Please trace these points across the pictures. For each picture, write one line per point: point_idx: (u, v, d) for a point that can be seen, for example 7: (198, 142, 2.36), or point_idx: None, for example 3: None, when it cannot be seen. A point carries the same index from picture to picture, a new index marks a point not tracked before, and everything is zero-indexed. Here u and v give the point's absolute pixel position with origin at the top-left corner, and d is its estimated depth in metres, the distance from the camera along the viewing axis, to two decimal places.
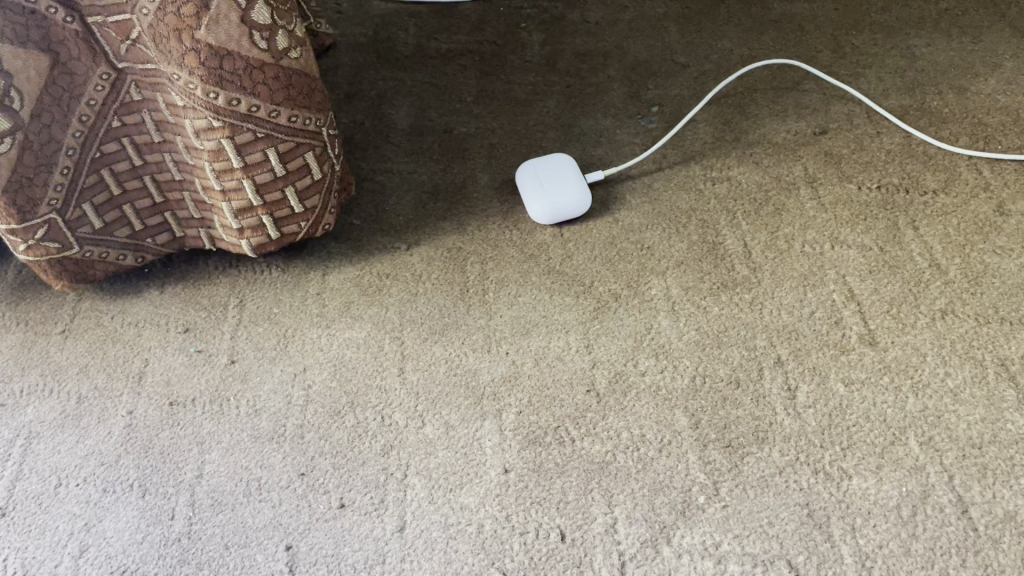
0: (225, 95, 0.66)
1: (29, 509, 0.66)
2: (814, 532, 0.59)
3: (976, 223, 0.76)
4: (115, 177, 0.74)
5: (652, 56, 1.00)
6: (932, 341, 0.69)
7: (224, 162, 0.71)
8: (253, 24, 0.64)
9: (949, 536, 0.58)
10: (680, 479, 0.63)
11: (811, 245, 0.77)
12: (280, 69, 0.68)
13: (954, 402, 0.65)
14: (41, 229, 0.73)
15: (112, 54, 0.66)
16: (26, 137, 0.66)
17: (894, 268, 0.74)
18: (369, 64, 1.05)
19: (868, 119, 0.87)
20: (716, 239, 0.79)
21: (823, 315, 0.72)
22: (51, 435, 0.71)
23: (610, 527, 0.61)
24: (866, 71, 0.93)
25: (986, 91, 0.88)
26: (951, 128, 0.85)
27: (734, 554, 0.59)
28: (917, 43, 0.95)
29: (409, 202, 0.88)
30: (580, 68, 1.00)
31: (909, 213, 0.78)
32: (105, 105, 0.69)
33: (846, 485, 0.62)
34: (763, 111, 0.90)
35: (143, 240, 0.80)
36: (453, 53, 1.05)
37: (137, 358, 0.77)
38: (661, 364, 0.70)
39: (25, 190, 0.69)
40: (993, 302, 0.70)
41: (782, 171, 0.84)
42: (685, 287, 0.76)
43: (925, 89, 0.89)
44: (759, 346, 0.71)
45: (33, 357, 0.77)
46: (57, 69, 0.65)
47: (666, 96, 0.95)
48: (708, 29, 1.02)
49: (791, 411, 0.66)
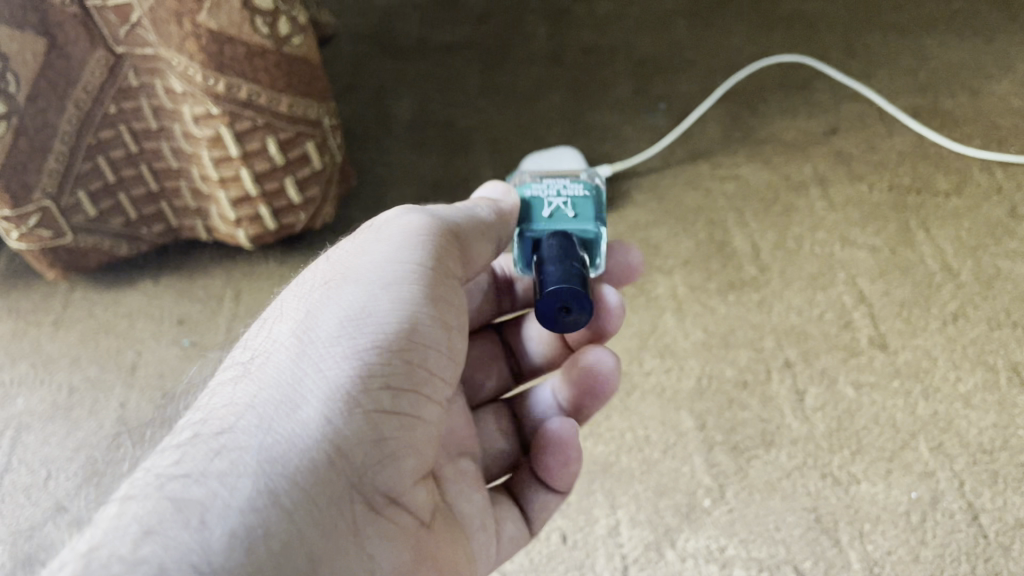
0: (225, 81, 0.64)
1: (17, 501, 0.68)
2: (822, 537, 0.60)
3: (988, 226, 0.74)
4: (110, 164, 0.72)
5: (660, 51, 0.96)
6: (943, 345, 0.68)
7: (222, 151, 0.69)
8: (255, 9, 0.62)
9: (959, 543, 0.58)
10: (685, 481, 0.64)
11: (822, 244, 0.76)
12: (282, 55, 0.66)
13: (966, 408, 0.64)
14: (34, 216, 0.71)
15: (110, 37, 0.63)
16: (21, 121, 0.64)
17: (905, 270, 0.73)
18: (371, 54, 1.02)
19: (880, 119, 0.84)
20: (724, 238, 0.78)
21: (833, 316, 0.71)
22: (40, 426, 0.72)
23: (612, 529, 0.63)
24: (878, 71, 0.88)
25: (999, 92, 0.83)
26: (964, 130, 0.81)
27: (739, 559, 0.60)
28: (929, 42, 0.89)
29: (410, 196, 0.87)
30: (586, 61, 0.97)
31: (921, 214, 0.76)
32: (102, 90, 0.66)
33: (855, 490, 0.62)
34: (772, 109, 0.87)
35: (138, 229, 0.78)
36: (458, 44, 1.02)
37: (130, 350, 0.76)
38: (667, 364, 0.70)
39: (20, 175, 0.68)
40: (1005, 305, 0.69)
41: (792, 170, 0.82)
42: (692, 286, 0.75)
43: (938, 89, 0.85)
44: (767, 348, 0.70)
45: (24, 347, 0.77)
46: (54, 52, 0.63)
47: (675, 91, 0.92)
48: (718, 24, 0.97)
49: (799, 414, 0.66)
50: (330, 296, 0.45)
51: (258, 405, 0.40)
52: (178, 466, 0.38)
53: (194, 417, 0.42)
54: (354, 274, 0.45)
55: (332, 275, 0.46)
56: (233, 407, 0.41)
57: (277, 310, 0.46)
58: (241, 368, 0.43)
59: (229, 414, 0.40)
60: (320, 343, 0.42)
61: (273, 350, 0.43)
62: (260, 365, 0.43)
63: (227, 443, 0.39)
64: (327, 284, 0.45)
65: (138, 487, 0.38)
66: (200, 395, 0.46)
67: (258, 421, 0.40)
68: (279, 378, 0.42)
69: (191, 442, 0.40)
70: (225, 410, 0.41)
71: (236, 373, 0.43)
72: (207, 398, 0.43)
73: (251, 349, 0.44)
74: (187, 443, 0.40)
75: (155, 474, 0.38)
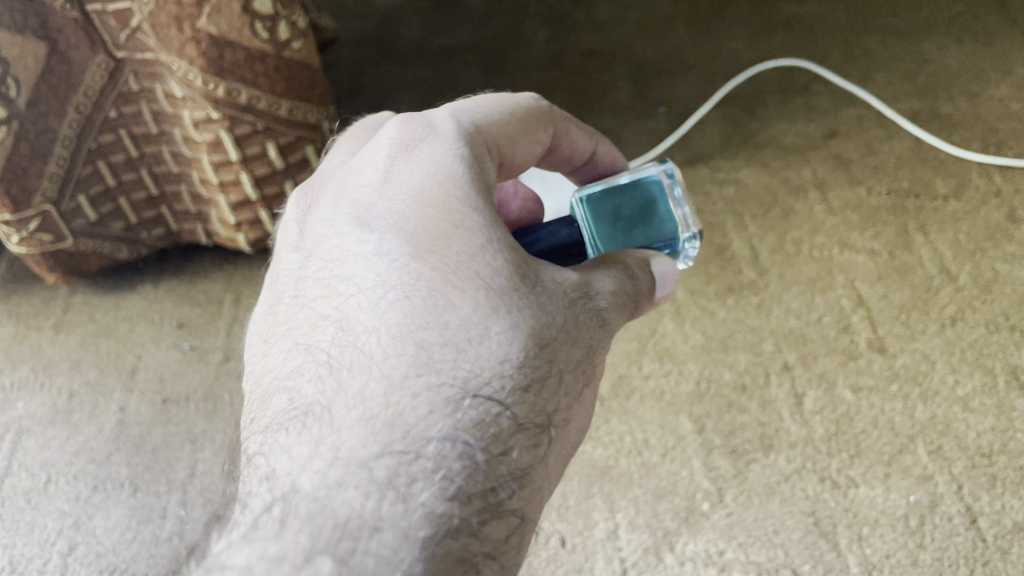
0: (224, 86, 0.64)
1: (18, 505, 0.68)
2: (820, 541, 0.60)
3: (986, 229, 0.74)
4: (111, 168, 0.72)
5: (659, 55, 0.96)
6: (941, 349, 0.68)
7: (222, 155, 0.69)
8: (255, 14, 0.61)
9: (957, 547, 0.58)
10: (683, 485, 0.64)
11: (820, 248, 0.76)
12: (281, 60, 0.66)
13: (964, 411, 0.64)
14: (35, 220, 0.71)
15: (110, 42, 0.64)
16: (22, 126, 0.64)
17: (904, 273, 0.73)
18: (371, 59, 1.03)
19: (878, 123, 0.84)
20: (723, 242, 0.78)
21: (832, 320, 0.71)
22: (40, 430, 0.72)
23: (610, 533, 0.63)
24: (877, 75, 0.88)
25: (998, 96, 0.83)
26: (962, 133, 0.81)
27: (738, 563, 0.60)
28: (928, 46, 0.89)
29: None
30: (585, 65, 0.97)
31: (919, 218, 0.76)
32: (102, 94, 0.67)
33: (853, 493, 0.62)
34: (771, 113, 0.87)
35: (138, 233, 0.78)
36: (457, 48, 1.02)
37: (130, 354, 0.76)
38: (666, 368, 0.70)
39: (21, 180, 0.67)
40: (1004, 308, 0.69)
41: (791, 174, 0.82)
42: (691, 289, 0.75)
43: (937, 92, 0.85)
44: (766, 351, 0.70)
45: (24, 351, 0.77)
46: (54, 57, 0.63)
47: (674, 95, 0.92)
48: (717, 28, 0.97)
49: (798, 418, 0.66)
50: (573, 328, 0.38)
51: (517, 459, 0.34)
52: (387, 501, 0.31)
53: (429, 435, 0.32)
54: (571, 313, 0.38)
55: (548, 281, 0.38)
56: (489, 448, 0.33)
57: (508, 296, 0.36)
58: (485, 382, 0.34)
59: (483, 457, 0.33)
60: (538, 388, 0.35)
61: (524, 380, 0.35)
62: (509, 392, 0.34)
63: (500, 512, 0.33)
64: (541, 301, 0.37)
65: (406, 541, 0.30)
66: (346, 346, 0.35)
67: (479, 467, 0.32)
68: (494, 407, 0.34)
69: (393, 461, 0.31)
70: (452, 422, 0.33)
71: (470, 381, 0.34)
72: (390, 377, 0.34)
73: (487, 353, 0.35)
74: (443, 486, 0.31)
75: (416, 522, 0.30)
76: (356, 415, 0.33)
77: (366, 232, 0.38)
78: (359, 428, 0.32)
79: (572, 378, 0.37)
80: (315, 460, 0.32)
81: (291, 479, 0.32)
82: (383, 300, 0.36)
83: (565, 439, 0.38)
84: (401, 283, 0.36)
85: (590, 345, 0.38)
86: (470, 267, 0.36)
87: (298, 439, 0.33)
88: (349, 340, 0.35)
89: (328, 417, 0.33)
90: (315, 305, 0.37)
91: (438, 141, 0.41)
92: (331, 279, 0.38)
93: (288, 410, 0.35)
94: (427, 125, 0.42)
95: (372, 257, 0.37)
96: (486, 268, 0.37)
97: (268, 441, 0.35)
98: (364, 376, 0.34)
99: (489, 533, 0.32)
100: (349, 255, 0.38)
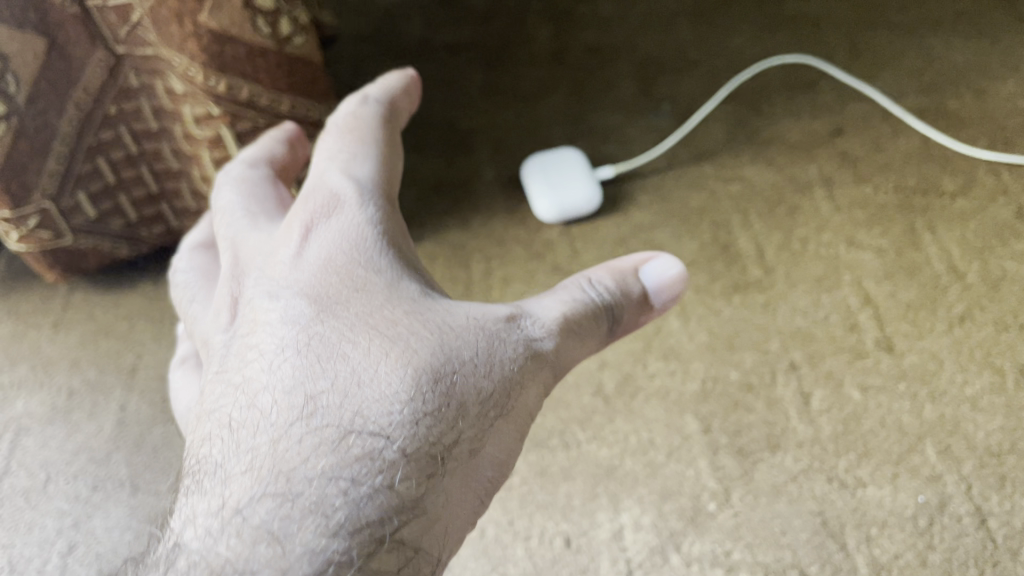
0: (225, 81, 0.64)
1: (16, 504, 0.68)
2: (827, 541, 0.60)
3: (994, 227, 0.73)
4: (111, 165, 0.71)
5: (663, 52, 0.95)
6: (949, 348, 0.67)
7: (223, 151, 0.70)
8: (257, 9, 0.61)
9: (967, 547, 0.58)
10: (690, 484, 0.64)
11: (826, 246, 0.75)
12: (283, 56, 0.66)
13: (973, 411, 0.64)
14: (34, 217, 0.70)
15: (111, 38, 0.62)
16: (21, 122, 0.63)
17: (912, 271, 0.72)
18: (372, 55, 1.02)
19: (885, 120, 0.83)
20: (728, 239, 0.77)
21: (838, 318, 0.70)
22: (40, 429, 0.72)
23: (616, 533, 0.62)
24: (883, 73, 0.87)
25: (1006, 93, 0.83)
26: (969, 131, 0.81)
27: (745, 564, 0.60)
28: (934, 43, 0.88)
29: (411, 196, 0.87)
30: (588, 63, 0.96)
31: (926, 215, 0.75)
32: (102, 91, 0.66)
33: (860, 493, 0.61)
34: (776, 110, 0.87)
35: (138, 231, 0.78)
36: (459, 46, 1.01)
37: (130, 352, 0.76)
38: (671, 367, 0.70)
39: (20, 177, 0.66)
40: (1013, 307, 0.69)
41: (796, 171, 0.81)
42: (696, 287, 0.74)
43: (942, 89, 0.84)
44: (773, 350, 0.69)
45: (23, 349, 0.76)
46: (54, 53, 0.61)
47: (678, 92, 0.91)
48: (721, 25, 0.96)
49: (805, 418, 0.65)
50: (465, 365, 0.43)
51: (402, 491, 0.38)
52: (272, 535, 0.36)
53: (311, 476, 0.38)
54: (463, 353, 0.43)
55: (435, 330, 0.44)
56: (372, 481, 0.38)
57: (389, 344, 0.43)
58: (367, 425, 0.40)
59: (367, 490, 0.38)
60: (424, 421, 0.40)
61: (408, 418, 0.40)
62: (393, 428, 0.40)
63: (386, 546, 0.37)
64: (429, 348, 0.43)
65: None
66: (251, 404, 0.42)
67: (362, 497, 0.37)
68: (375, 444, 0.39)
69: (278, 500, 0.37)
70: (337, 461, 0.38)
71: (353, 423, 0.40)
72: (283, 429, 0.40)
73: (371, 397, 0.41)
74: (323, 523, 0.36)
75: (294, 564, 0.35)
76: (250, 468, 0.39)
77: (276, 306, 0.46)
78: (250, 480, 0.38)
79: (467, 411, 0.42)
80: (212, 516, 0.38)
81: (192, 533, 0.38)
82: (281, 363, 0.43)
83: (472, 468, 0.41)
84: (299, 347, 0.43)
85: (493, 376, 0.43)
86: (359, 325, 0.44)
87: (204, 498, 0.39)
88: (250, 403, 0.42)
89: (228, 473, 0.40)
90: (230, 376, 0.44)
91: (339, 212, 0.49)
92: (244, 351, 0.45)
93: (200, 472, 0.41)
94: (331, 193, 0.50)
95: (278, 328, 0.45)
96: (374, 327, 0.43)
97: (182, 505, 0.41)
98: (257, 435, 0.40)
99: (375, 565, 0.36)
100: (261, 326, 0.45)
